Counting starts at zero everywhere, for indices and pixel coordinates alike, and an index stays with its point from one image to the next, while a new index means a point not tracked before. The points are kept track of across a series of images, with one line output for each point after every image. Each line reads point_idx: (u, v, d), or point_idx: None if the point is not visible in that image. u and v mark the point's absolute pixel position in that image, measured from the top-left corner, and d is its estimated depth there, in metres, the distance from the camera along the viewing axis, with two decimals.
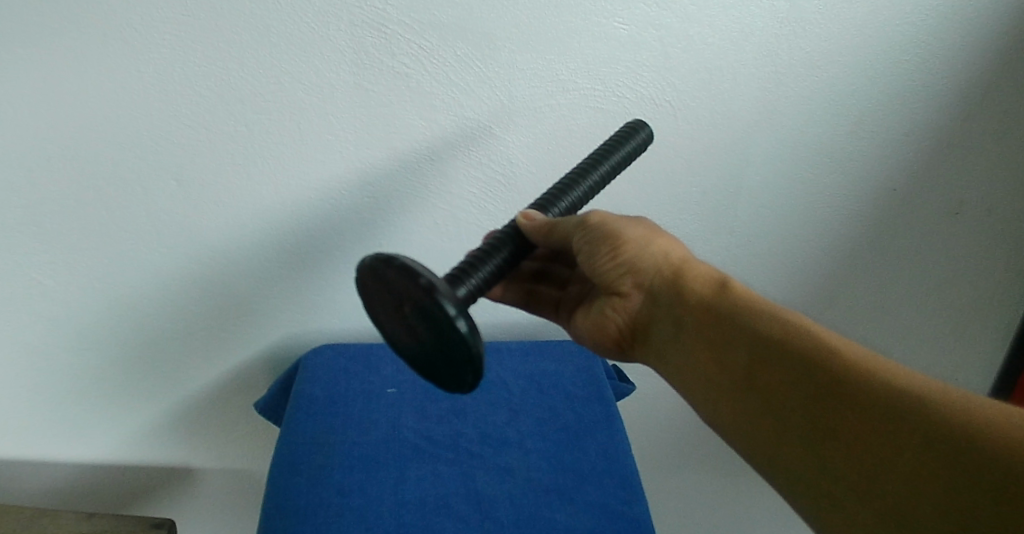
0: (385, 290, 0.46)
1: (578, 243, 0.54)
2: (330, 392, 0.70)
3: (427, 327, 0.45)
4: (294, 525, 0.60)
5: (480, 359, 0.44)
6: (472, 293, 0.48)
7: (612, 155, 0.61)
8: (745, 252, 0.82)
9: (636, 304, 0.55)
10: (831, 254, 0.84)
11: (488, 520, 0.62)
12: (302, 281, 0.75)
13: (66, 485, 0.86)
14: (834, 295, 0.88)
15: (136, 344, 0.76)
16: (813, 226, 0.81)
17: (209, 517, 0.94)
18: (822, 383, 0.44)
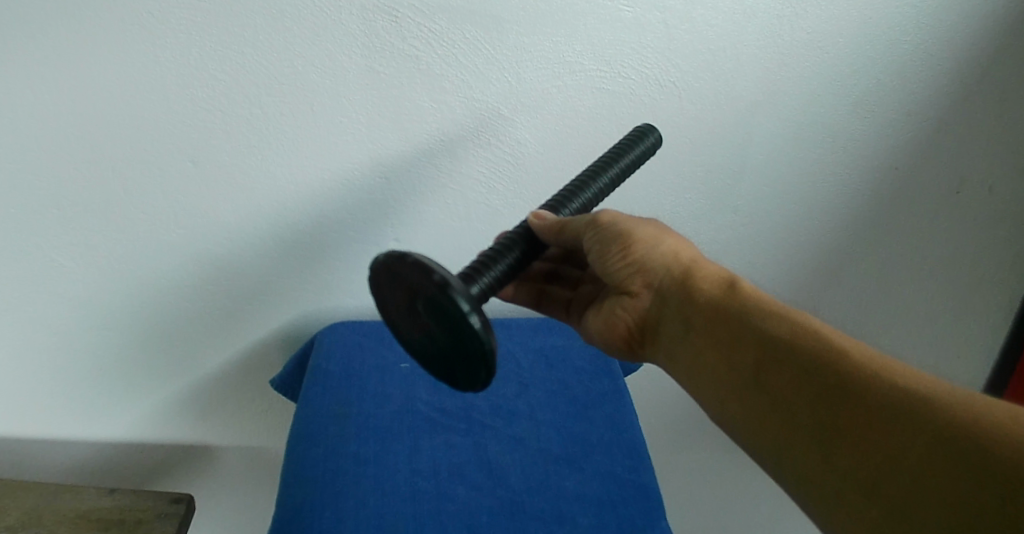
0: (399, 286, 0.48)
1: (590, 242, 0.56)
2: (345, 367, 0.72)
3: (441, 321, 0.46)
4: (313, 492, 0.62)
5: (493, 354, 0.45)
6: (483, 291, 0.50)
7: (622, 158, 0.63)
8: (751, 230, 0.83)
9: (645, 303, 0.56)
10: (837, 231, 0.85)
11: (500, 487, 0.64)
12: (315, 260, 0.76)
13: (87, 462, 0.88)
14: (840, 273, 0.89)
15: (155, 325, 0.78)
16: (818, 203, 0.82)
17: (227, 495, 0.96)
18: (826, 377, 0.45)
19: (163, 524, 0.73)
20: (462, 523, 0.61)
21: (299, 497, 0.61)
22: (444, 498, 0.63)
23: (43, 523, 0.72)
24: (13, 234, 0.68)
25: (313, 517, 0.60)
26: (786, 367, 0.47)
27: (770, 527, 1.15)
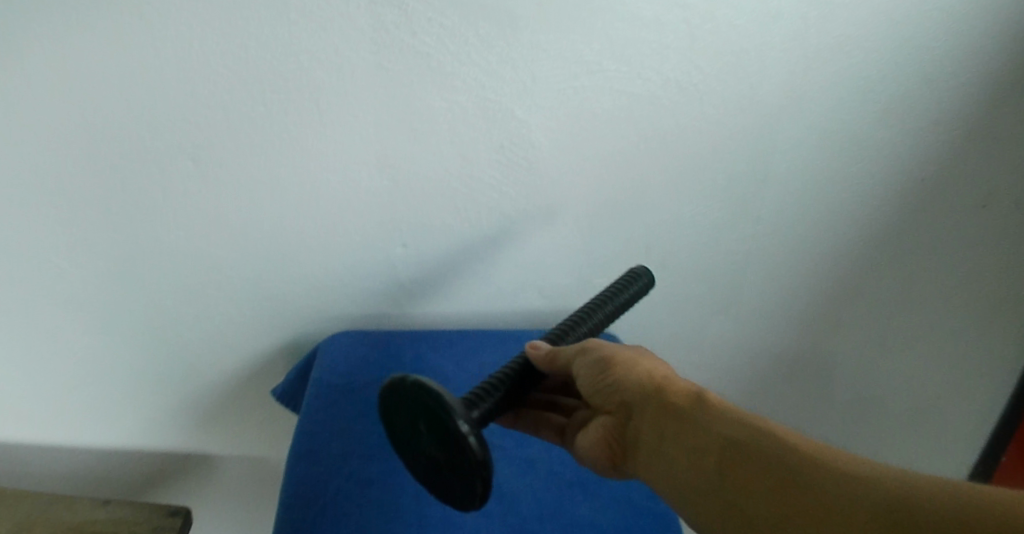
0: (397, 408, 0.47)
1: (580, 368, 0.55)
2: (347, 380, 0.69)
3: (439, 438, 0.44)
4: (313, 513, 0.58)
5: (488, 470, 0.43)
6: (484, 417, 0.49)
7: (617, 298, 0.65)
8: (775, 241, 0.79)
9: (624, 423, 0.52)
10: (861, 243, 0.80)
11: (509, 513, 0.61)
12: (319, 266, 0.73)
13: (82, 469, 0.85)
14: (862, 289, 0.84)
15: (153, 330, 0.75)
16: (843, 215, 0.78)
17: (226, 505, 0.93)
18: (819, 506, 0.42)
19: None
20: None
21: (298, 518, 0.58)
22: (451, 524, 0.59)
23: None
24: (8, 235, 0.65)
25: None
26: (776, 501, 0.44)
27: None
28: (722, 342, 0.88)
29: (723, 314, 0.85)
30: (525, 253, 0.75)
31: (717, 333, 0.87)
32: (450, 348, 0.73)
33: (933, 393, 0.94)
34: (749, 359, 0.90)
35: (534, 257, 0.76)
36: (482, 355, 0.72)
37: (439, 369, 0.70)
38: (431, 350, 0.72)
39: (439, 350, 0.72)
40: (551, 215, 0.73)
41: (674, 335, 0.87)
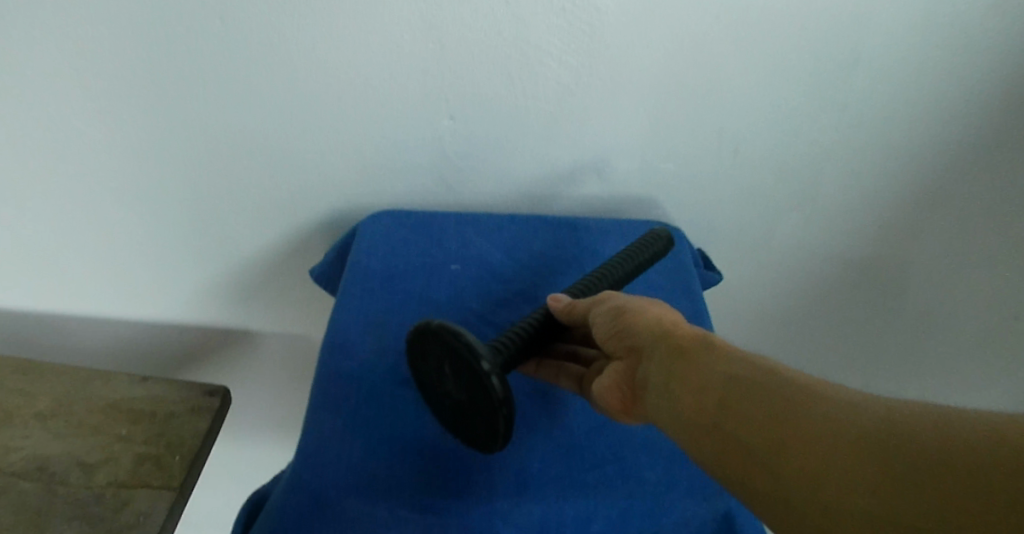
0: (422, 350, 0.46)
1: (593, 314, 0.50)
2: (389, 267, 0.61)
3: (462, 379, 0.44)
4: (336, 415, 0.50)
5: (510, 414, 0.42)
6: (511, 361, 0.48)
7: (639, 256, 0.58)
8: (879, 139, 0.66)
9: (634, 366, 0.47)
10: (977, 137, 0.65)
11: (557, 428, 0.50)
12: (359, 139, 0.67)
13: (126, 342, 0.85)
14: (966, 195, 0.69)
15: (184, 202, 0.72)
16: (954, 118, 0.64)
17: (269, 384, 0.90)
18: (824, 445, 0.37)
19: (196, 419, 0.69)
20: (510, 476, 0.47)
21: (326, 422, 0.49)
22: None
23: (74, 411, 0.69)
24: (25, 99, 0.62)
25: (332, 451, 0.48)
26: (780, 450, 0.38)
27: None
28: (793, 243, 0.74)
29: (797, 211, 0.72)
30: (586, 134, 0.66)
31: (788, 234, 0.74)
32: (498, 234, 0.65)
33: None
34: (816, 267, 0.76)
35: (598, 138, 0.66)
36: (532, 242, 0.65)
37: (485, 256, 0.63)
38: (476, 233, 0.65)
39: (484, 235, 0.65)
40: (616, 92, 0.63)
41: (737, 235, 0.74)
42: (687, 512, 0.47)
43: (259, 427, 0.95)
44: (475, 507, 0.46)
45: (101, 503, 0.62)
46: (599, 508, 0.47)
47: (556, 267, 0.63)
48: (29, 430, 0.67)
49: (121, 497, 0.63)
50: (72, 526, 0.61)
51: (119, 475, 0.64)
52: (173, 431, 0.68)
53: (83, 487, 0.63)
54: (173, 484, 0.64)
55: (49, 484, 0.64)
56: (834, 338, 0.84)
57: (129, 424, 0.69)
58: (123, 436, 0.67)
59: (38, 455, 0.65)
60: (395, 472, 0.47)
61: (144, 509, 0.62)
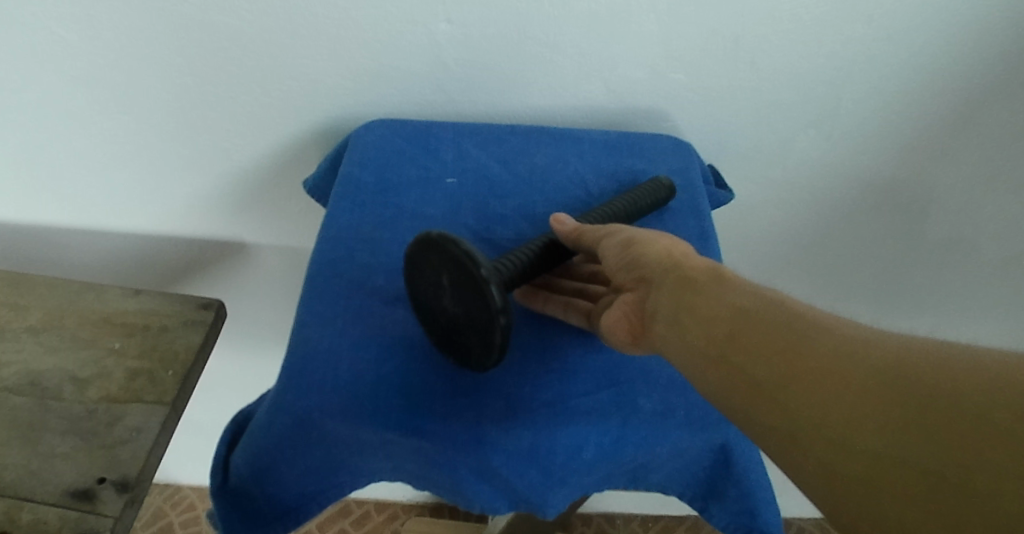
0: (421, 263, 0.45)
1: (601, 245, 0.48)
2: (381, 179, 0.58)
3: (461, 292, 0.43)
4: (320, 335, 0.48)
5: (506, 326, 0.42)
6: (512, 282, 0.47)
7: (640, 201, 0.55)
8: (908, 50, 0.60)
9: (643, 297, 0.44)
10: (1011, 48, 0.59)
11: (549, 352, 0.48)
12: (350, 42, 0.63)
13: (122, 257, 0.83)
14: (995, 114, 0.64)
15: (168, 109, 0.69)
16: (992, 26, 0.58)
17: (266, 300, 0.89)
18: (851, 387, 0.34)
19: (189, 332, 0.68)
20: (499, 402, 0.46)
21: (311, 342, 0.48)
22: None
23: (66, 325, 0.68)
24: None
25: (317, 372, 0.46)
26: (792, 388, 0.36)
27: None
28: (810, 164, 0.70)
29: (814, 130, 0.67)
30: (590, 40, 0.61)
31: (806, 153, 0.69)
32: (498, 145, 0.61)
33: None
34: (834, 189, 0.72)
35: (603, 45, 0.62)
36: (533, 155, 0.61)
37: (483, 169, 0.60)
38: (475, 144, 0.61)
39: (483, 146, 0.61)
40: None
41: (751, 154, 0.69)
42: (683, 443, 0.46)
43: (258, 344, 0.94)
44: (461, 432, 0.45)
45: (95, 418, 0.62)
46: (592, 435, 0.45)
47: (557, 183, 0.60)
48: (22, 344, 0.67)
49: (114, 413, 0.63)
50: (66, 440, 0.61)
51: (112, 390, 0.64)
52: (166, 344, 0.67)
53: (76, 402, 0.63)
54: (165, 399, 0.64)
55: (42, 398, 0.63)
56: (851, 264, 0.80)
57: (122, 337, 0.68)
58: (116, 350, 0.67)
59: (30, 370, 0.65)
60: (381, 394, 0.46)
61: (136, 424, 0.62)
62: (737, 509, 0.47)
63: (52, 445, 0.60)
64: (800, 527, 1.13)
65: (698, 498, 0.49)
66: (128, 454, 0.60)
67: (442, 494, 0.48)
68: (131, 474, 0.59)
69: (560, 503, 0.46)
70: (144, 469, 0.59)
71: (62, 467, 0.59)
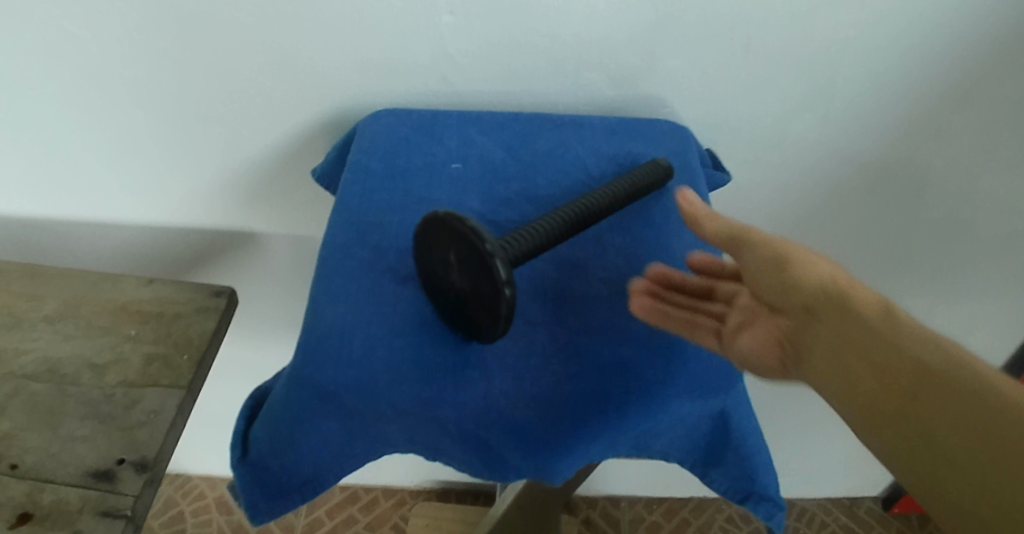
0: (432, 241, 0.47)
1: (755, 263, 0.48)
2: (389, 165, 0.60)
3: (468, 268, 0.45)
4: (333, 312, 0.50)
5: (511, 301, 0.43)
6: (521, 258, 0.48)
7: (645, 182, 0.56)
8: (897, 33, 0.62)
9: (794, 326, 0.46)
10: (995, 31, 0.61)
11: (554, 323, 0.50)
12: (355, 34, 0.65)
13: (133, 249, 0.85)
14: (984, 96, 0.66)
15: (178, 103, 0.71)
16: (976, 8, 0.60)
17: (274, 289, 0.91)
18: (1011, 459, 0.36)
19: (203, 318, 0.70)
20: (508, 375, 0.48)
21: (325, 320, 0.50)
22: None
23: (82, 314, 0.70)
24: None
25: (331, 349, 0.48)
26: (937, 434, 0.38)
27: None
28: (805, 146, 0.71)
29: (808, 113, 0.69)
30: (588, 28, 0.63)
31: (801, 135, 0.71)
32: (503, 131, 0.63)
33: None
34: (829, 171, 0.73)
35: (601, 33, 0.63)
36: (536, 140, 0.63)
37: (487, 154, 0.62)
38: (479, 130, 0.63)
39: (487, 132, 0.63)
40: None
41: (747, 137, 0.71)
42: (683, 411, 0.48)
43: (267, 333, 0.96)
44: (471, 401, 0.47)
45: (113, 402, 0.64)
46: (596, 404, 0.47)
47: (559, 166, 0.61)
48: (39, 332, 0.68)
49: (131, 396, 0.64)
50: (85, 424, 0.62)
51: (129, 375, 0.66)
52: (180, 330, 0.69)
53: (94, 387, 0.65)
54: (181, 382, 0.65)
55: (61, 385, 0.65)
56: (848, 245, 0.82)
57: (137, 324, 0.69)
58: (131, 336, 0.68)
59: (48, 357, 0.67)
60: (394, 367, 0.48)
61: (153, 407, 0.64)
62: (736, 474, 0.50)
63: (72, 429, 0.62)
64: (802, 507, 1.17)
65: (697, 464, 0.52)
66: (146, 435, 0.61)
67: (453, 463, 0.50)
68: (150, 454, 0.60)
69: (567, 472, 0.48)
70: (162, 450, 0.61)
71: (83, 449, 0.61)
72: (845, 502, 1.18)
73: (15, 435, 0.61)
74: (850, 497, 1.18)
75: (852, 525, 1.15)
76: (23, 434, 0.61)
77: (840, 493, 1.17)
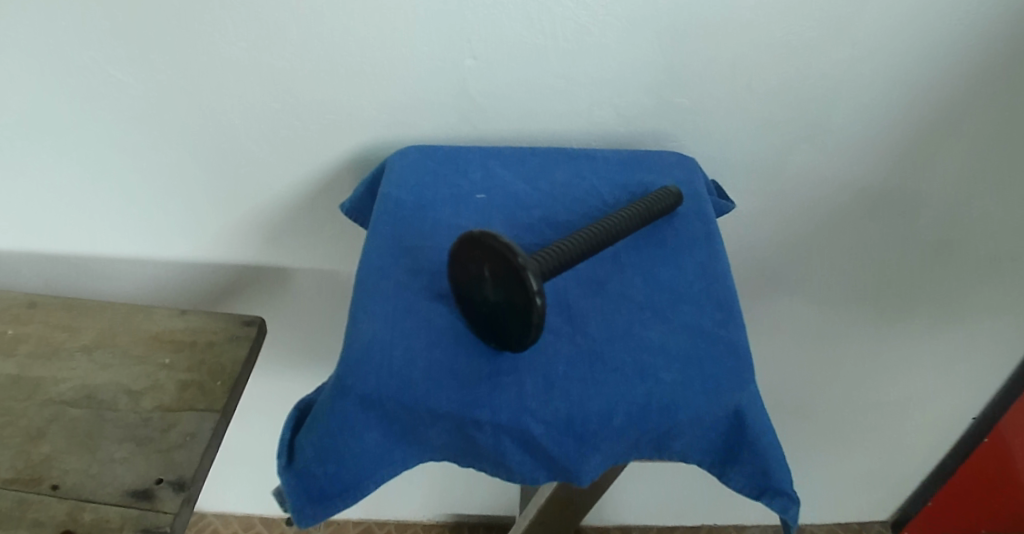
0: (467, 257, 0.51)
1: None
2: (419, 197, 0.64)
3: (502, 280, 0.49)
4: (372, 327, 0.53)
5: (540, 309, 0.47)
6: (550, 271, 0.52)
7: (657, 206, 0.60)
8: (883, 69, 0.68)
9: None
10: (968, 65, 0.67)
11: (578, 334, 0.53)
12: (384, 79, 0.69)
13: (163, 283, 0.89)
14: (965, 124, 0.72)
15: (214, 144, 0.75)
16: (953, 45, 0.66)
17: (298, 323, 0.94)
18: None
19: (235, 347, 0.73)
20: (537, 383, 0.51)
21: (365, 335, 0.53)
22: None
23: (119, 344, 0.73)
24: (72, 41, 0.66)
25: (372, 360, 0.51)
26: None
27: (873, 396, 1.05)
28: (803, 175, 0.77)
29: (805, 144, 0.74)
30: (600, 69, 0.68)
31: (799, 165, 0.76)
32: (522, 165, 0.68)
33: None
34: (825, 198, 0.79)
35: (612, 73, 0.69)
36: (553, 173, 0.67)
37: (509, 186, 0.66)
38: (500, 165, 0.68)
39: (508, 166, 0.68)
40: (629, 29, 0.65)
41: (749, 168, 0.76)
42: (700, 408, 0.51)
43: (288, 365, 0.99)
44: (505, 406, 0.50)
45: (150, 426, 0.66)
46: (620, 404, 0.51)
47: (576, 195, 0.65)
48: (77, 362, 0.71)
49: (168, 420, 0.66)
50: (123, 447, 0.64)
51: (165, 400, 0.68)
52: (213, 358, 0.71)
53: (131, 412, 0.67)
54: (216, 406, 0.68)
55: (98, 410, 0.67)
56: (842, 267, 0.87)
57: (172, 353, 0.72)
58: (166, 365, 0.71)
59: (86, 385, 0.69)
60: (432, 375, 0.51)
61: (189, 430, 0.66)
62: (752, 471, 0.53)
63: (111, 451, 0.64)
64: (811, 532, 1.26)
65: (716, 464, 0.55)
66: (184, 457, 0.63)
67: (486, 468, 0.53)
68: (187, 474, 0.62)
69: (594, 472, 0.51)
70: (199, 470, 0.63)
71: (121, 470, 0.63)
72: (855, 527, 1.27)
73: (56, 458, 0.63)
74: (860, 522, 1.26)
75: None
76: (64, 457, 0.63)
77: (850, 518, 1.26)
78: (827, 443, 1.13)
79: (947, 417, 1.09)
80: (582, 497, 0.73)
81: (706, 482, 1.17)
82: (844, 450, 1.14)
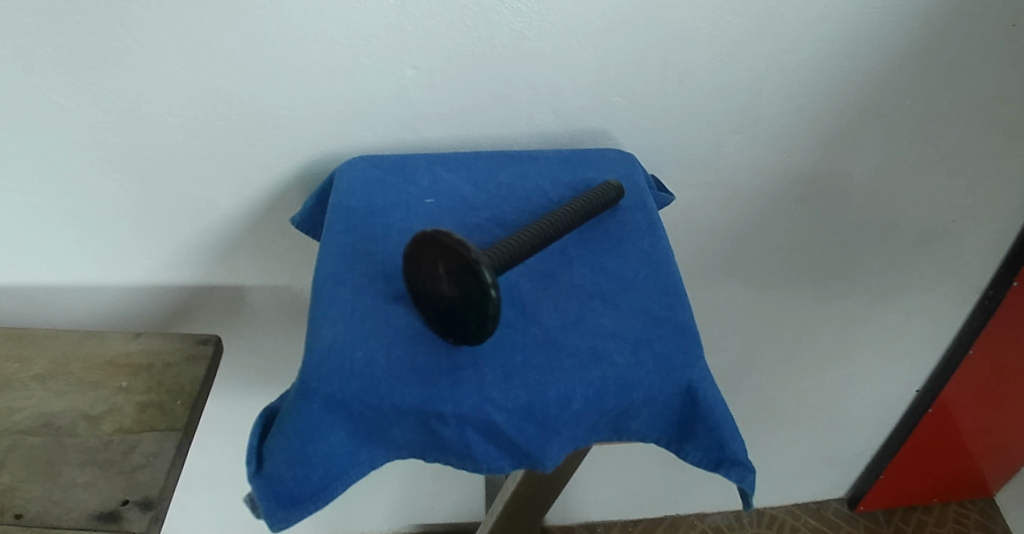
0: (421, 257, 0.52)
1: None
2: (369, 205, 0.65)
3: (456, 276, 0.50)
4: (331, 332, 0.54)
5: (495, 300, 0.48)
6: (504, 264, 0.53)
7: (598, 200, 0.63)
8: (802, 62, 0.72)
9: None
10: (878, 56, 0.73)
11: (533, 324, 0.56)
12: (328, 93, 0.71)
13: (111, 308, 0.87)
14: (883, 108, 0.78)
15: (159, 166, 0.75)
16: (863, 38, 0.71)
17: (254, 340, 0.94)
18: None
19: (193, 365, 0.72)
20: (495, 373, 0.53)
21: (325, 339, 0.54)
22: None
23: (73, 370, 0.72)
24: (7, 68, 0.65)
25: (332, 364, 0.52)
26: None
27: (818, 376, 1.10)
28: (736, 164, 0.81)
29: (734, 136, 0.78)
30: (537, 75, 0.71)
31: (732, 155, 0.80)
32: (469, 169, 0.70)
33: (959, 213, 0.89)
34: (759, 185, 0.83)
35: (550, 76, 0.72)
36: (499, 175, 0.69)
37: (456, 189, 0.68)
38: (447, 170, 0.70)
39: (454, 170, 0.70)
40: (564, 34, 0.69)
41: (685, 160, 0.80)
42: (653, 385, 0.54)
43: (244, 384, 0.99)
44: (467, 397, 0.52)
45: (111, 449, 0.66)
46: (578, 386, 0.53)
47: (521, 194, 0.68)
48: (31, 391, 0.70)
49: (129, 442, 0.66)
50: (85, 472, 0.64)
51: (124, 422, 0.68)
52: (171, 378, 0.71)
53: (91, 436, 0.67)
54: (178, 425, 0.68)
55: (57, 436, 0.67)
56: (779, 252, 0.91)
57: (128, 376, 0.71)
58: (124, 388, 0.70)
59: (43, 413, 0.68)
60: (394, 373, 0.52)
61: (152, 449, 0.66)
62: (707, 444, 0.56)
63: (72, 477, 0.64)
64: (771, 515, 1.30)
65: (674, 441, 0.58)
66: (148, 476, 0.64)
67: (453, 462, 0.55)
68: (153, 493, 0.62)
69: (557, 457, 0.54)
70: (164, 489, 0.63)
71: (85, 494, 0.63)
72: (812, 506, 1.31)
73: (17, 486, 0.63)
74: (816, 501, 1.32)
75: (821, 527, 1.28)
76: (25, 486, 0.63)
77: (808, 498, 1.31)
78: (779, 425, 1.18)
79: (890, 391, 1.14)
80: (548, 490, 0.75)
81: (666, 472, 1.20)
82: (796, 430, 1.19)
